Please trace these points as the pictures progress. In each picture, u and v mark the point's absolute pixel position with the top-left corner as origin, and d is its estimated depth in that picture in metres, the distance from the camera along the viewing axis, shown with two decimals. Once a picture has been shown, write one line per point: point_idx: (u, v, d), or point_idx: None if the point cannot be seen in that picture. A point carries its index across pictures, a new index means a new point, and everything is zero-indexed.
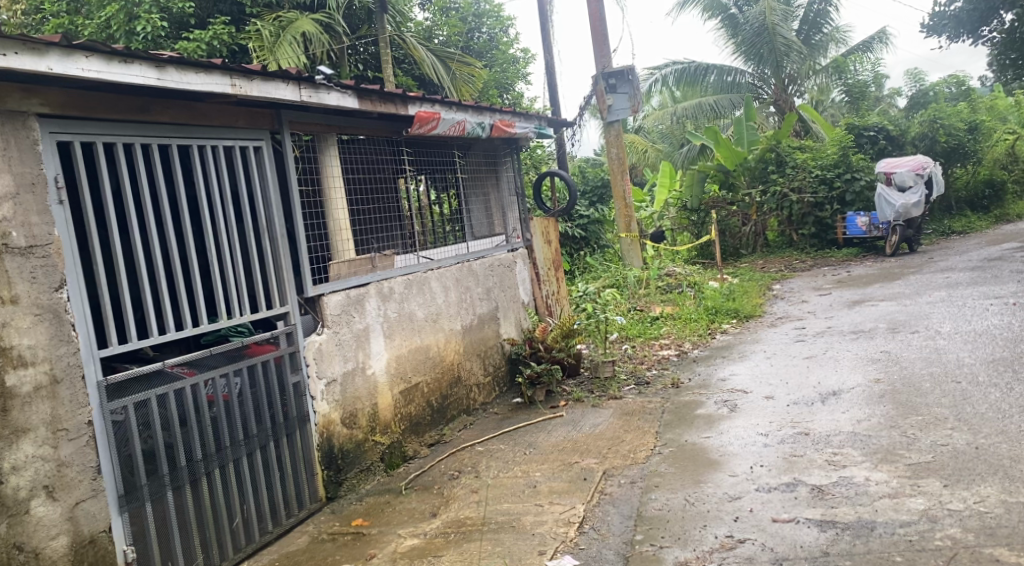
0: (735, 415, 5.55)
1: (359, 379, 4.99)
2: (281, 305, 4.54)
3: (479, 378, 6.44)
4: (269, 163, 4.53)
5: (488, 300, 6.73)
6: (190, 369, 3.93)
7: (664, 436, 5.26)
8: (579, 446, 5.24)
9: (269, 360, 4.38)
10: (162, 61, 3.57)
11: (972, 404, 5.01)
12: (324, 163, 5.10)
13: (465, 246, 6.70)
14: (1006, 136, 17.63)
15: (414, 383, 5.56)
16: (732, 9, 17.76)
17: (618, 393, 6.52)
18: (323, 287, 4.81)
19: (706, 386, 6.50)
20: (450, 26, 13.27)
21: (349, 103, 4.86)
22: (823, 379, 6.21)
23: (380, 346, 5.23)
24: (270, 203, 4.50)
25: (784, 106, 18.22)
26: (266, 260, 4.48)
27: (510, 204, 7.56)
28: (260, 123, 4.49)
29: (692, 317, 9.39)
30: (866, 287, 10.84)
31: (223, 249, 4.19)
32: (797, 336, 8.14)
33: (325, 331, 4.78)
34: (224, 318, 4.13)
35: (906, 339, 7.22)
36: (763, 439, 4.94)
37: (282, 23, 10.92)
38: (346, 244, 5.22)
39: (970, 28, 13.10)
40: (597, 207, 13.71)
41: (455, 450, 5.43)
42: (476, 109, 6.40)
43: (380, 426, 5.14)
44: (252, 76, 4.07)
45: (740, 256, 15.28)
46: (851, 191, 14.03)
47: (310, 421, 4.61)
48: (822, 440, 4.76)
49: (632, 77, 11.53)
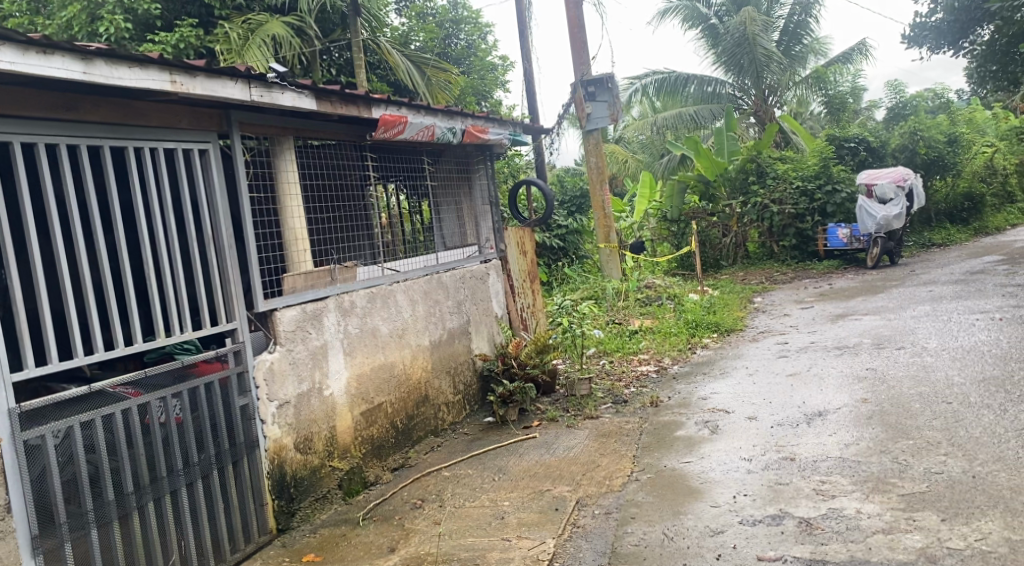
0: (717, 437, 5.26)
1: (314, 401, 4.63)
2: (228, 321, 4.16)
3: (448, 397, 6.11)
4: (215, 167, 4.15)
5: (459, 315, 6.40)
6: (134, 390, 3.65)
7: (642, 461, 4.96)
8: (552, 472, 4.93)
9: (214, 380, 4.03)
10: (89, 53, 3.21)
11: (965, 427, 4.76)
12: (279, 167, 4.74)
13: (435, 257, 6.38)
14: (983, 149, 17.75)
15: (377, 403, 5.22)
16: (713, 19, 17.71)
17: (595, 412, 6.22)
18: (276, 301, 4.45)
19: (686, 405, 6.22)
20: (427, 32, 12.94)
21: (306, 104, 4.53)
22: (808, 398, 5.95)
23: (340, 364, 4.88)
24: (217, 210, 4.12)
25: (764, 117, 18.05)
26: (212, 274, 4.10)
27: (483, 214, 7.24)
28: (206, 124, 4.11)
29: (671, 331, 9.13)
30: (849, 301, 10.66)
31: (162, 261, 3.80)
32: (780, 352, 7.90)
33: (277, 349, 4.42)
34: (162, 336, 3.75)
35: (891, 356, 7.00)
36: (746, 464, 4.65)
37: (251, 25, 10.58)
38: (303, 255, 4.88)
39: (951, 40, 13.04)
40: (575, 216, 13.53)
41: (420, 475, 5.09)
42: (446, 114, 6.09)
43: (338, 451, 4.79)
44: (195, 72, 3.72)
45: (720, 267, 15.07)
46: (832, 203, 13.91)
47: (260, 446, 4.25)
48: (808, 466, 4.48)
49: (611, 84, 11.26)
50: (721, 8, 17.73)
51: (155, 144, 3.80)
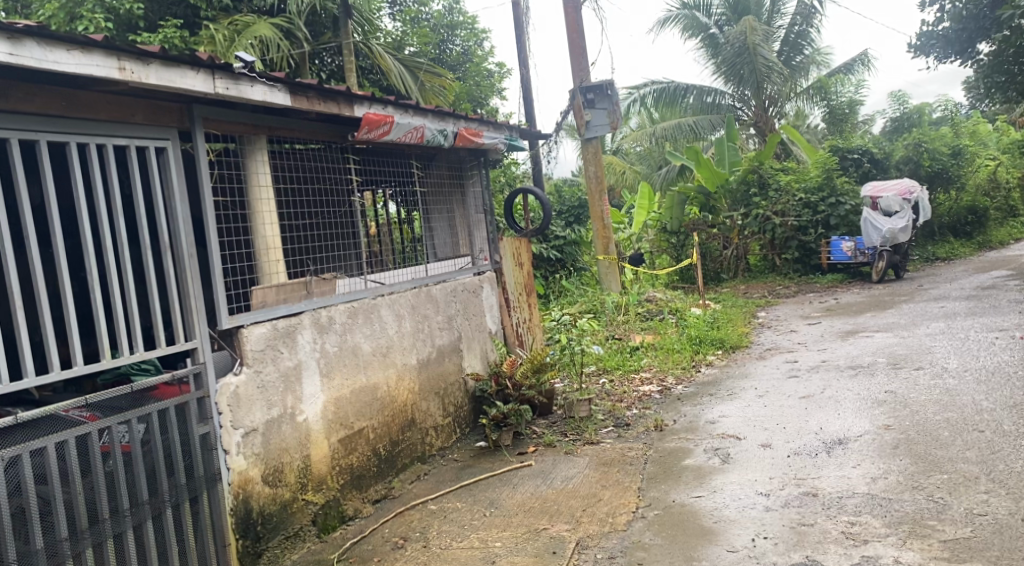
0: (729, 468, 4.81)
1: (286, 428, 4.17)
2: (186, 340, 3.71)
3: (437, 420, 5.65)
4: (174, 168, 3.69)
5: (449, 331, 5.95)
6: (90, 414, 3.27)
7: (647, 495, 4.50)
8: (549, 506, 4.48)
9: (171, 406, 3.58)
10: (17, 32, 2.78)
11: (1004, 459, 4.33)
12: (251, 170, 4.31)
13: (424, 269, 5.91)
14: (987, 162, 17.41)
15: (357, 430, 4.76)
16: (712, 29, 17.39)
17: (595, 437, 5.77)
18: (243, 316, 4.00)
19: (693, 430, 5.77)
20: (421, 36, 12.46)
21: (279, 99, 4.09)
22: (824, 423, 5.50)
23: (316, 387, 4.43)
24: (176, 217, 3.68)
25: (765, 128, 17.73)
26: (169, 287, 3.64)
27: (476, 223, 6.80)
28: (165, 119, 3.66)
29: (675, 347, 8.69)
30: (857, 316, 10.23)
31: (112, 273, 3.33)
32: (790, 371, 7.47)
33: (243, 370, 3.96)
34: (108, 358, 3.29)
35: (910, 377, 6.56)
36: (764, 501, 4.20)
37: (237, 27, 10.12)
38: (277, 265, 4.44)
39: (959, 48, 12.57)
40: (573, 227, 13.07)
41: (403, 509, 4.65)
42: (437, 115, 5.66)
43: (312, 483, 4.33)
44: (148, 59, 3.29)
45: (721, 280, 14.66)
46: (836, 216, 13.53)
47: (222, 479, 3.79)
48: (833, 504, 4.03)
49: (611, 92, 10.86)
50: (721, 17, 17.47)
51: (104, 141, 3.36)
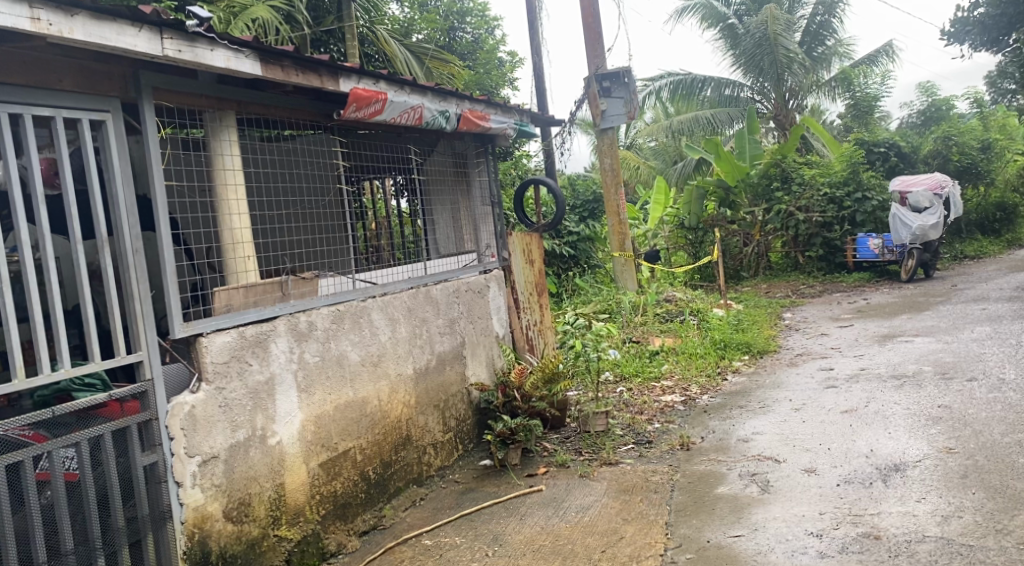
0: (770, 499, 4.16)
1: (254, 452, 3.55)
2: (130, 353, 3.16)
3: (436, 436, 5.02)
4: (115, 144, 3.15)
5: (451, 336, 5.32)
6: (36, 434, 2.88)
7: (676, 533, 3.86)
8: (563, 545, 3.86)
9: (106, 432, 3.03)
10: None
11: None
12: (215, 150, 3.73)
13: (423, 266, 5.31)
14: (1017, 156, 16.61)
15: (342, 451, 4.15)
16: (732, 18, 16.60)
17: (612, 457, 5.14)
18: (200, 323, 3.40)
19: (724, 450, 5.12)
20: (429, 21, 11.73)
21: (247, 67, 3.48)
22: (875, 444, 4.84)
23: (291, 405, 3.80)
24: (117, 206, 3.12)
25: (784, 122, 17.08)
26: (107, 286, 3.08)
27: (484, 216, 6.16)
28: (102, 88, 3.11)
29: (697, 351, 8.01)
30: (893, 319, 9.52)
31: (29, 275, 2.79)
32: (826, 380, 6.80)
33: (201, 388, 3.34)
34: (18, 379, 2.73)
35: (964, 390, 5.85)
36: (816, 544, 3.55)
37: (235, 9, 9.45)
38: (247, 261, 3.87)
39: (994, 36, 11.78)
40: (587, 222, 12.41)
41: (394, 544, 4.05)
42: (438, 94, 5.02)
43: (286, 516, 3.72)
44: (73, 10, 2.72)
45: (741, 278, 13.91)
46: (862, 212, 12.78)
47: (174, 517, 3.22)
48: (902, 550, 3.38)
49: (628, 80, 10.20)
50: (740, 8, 16.74)
51: (21, 109, 2.81)
